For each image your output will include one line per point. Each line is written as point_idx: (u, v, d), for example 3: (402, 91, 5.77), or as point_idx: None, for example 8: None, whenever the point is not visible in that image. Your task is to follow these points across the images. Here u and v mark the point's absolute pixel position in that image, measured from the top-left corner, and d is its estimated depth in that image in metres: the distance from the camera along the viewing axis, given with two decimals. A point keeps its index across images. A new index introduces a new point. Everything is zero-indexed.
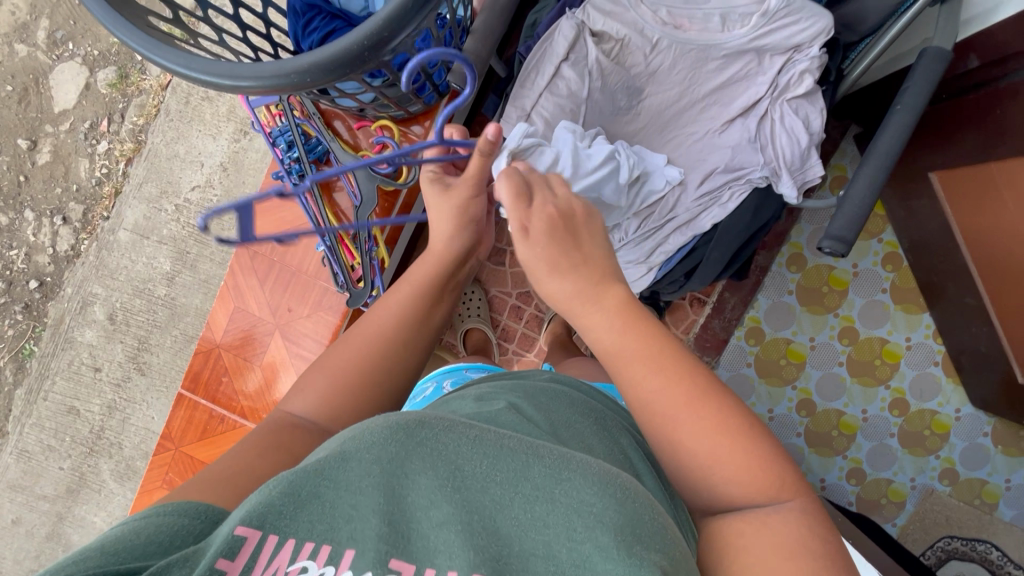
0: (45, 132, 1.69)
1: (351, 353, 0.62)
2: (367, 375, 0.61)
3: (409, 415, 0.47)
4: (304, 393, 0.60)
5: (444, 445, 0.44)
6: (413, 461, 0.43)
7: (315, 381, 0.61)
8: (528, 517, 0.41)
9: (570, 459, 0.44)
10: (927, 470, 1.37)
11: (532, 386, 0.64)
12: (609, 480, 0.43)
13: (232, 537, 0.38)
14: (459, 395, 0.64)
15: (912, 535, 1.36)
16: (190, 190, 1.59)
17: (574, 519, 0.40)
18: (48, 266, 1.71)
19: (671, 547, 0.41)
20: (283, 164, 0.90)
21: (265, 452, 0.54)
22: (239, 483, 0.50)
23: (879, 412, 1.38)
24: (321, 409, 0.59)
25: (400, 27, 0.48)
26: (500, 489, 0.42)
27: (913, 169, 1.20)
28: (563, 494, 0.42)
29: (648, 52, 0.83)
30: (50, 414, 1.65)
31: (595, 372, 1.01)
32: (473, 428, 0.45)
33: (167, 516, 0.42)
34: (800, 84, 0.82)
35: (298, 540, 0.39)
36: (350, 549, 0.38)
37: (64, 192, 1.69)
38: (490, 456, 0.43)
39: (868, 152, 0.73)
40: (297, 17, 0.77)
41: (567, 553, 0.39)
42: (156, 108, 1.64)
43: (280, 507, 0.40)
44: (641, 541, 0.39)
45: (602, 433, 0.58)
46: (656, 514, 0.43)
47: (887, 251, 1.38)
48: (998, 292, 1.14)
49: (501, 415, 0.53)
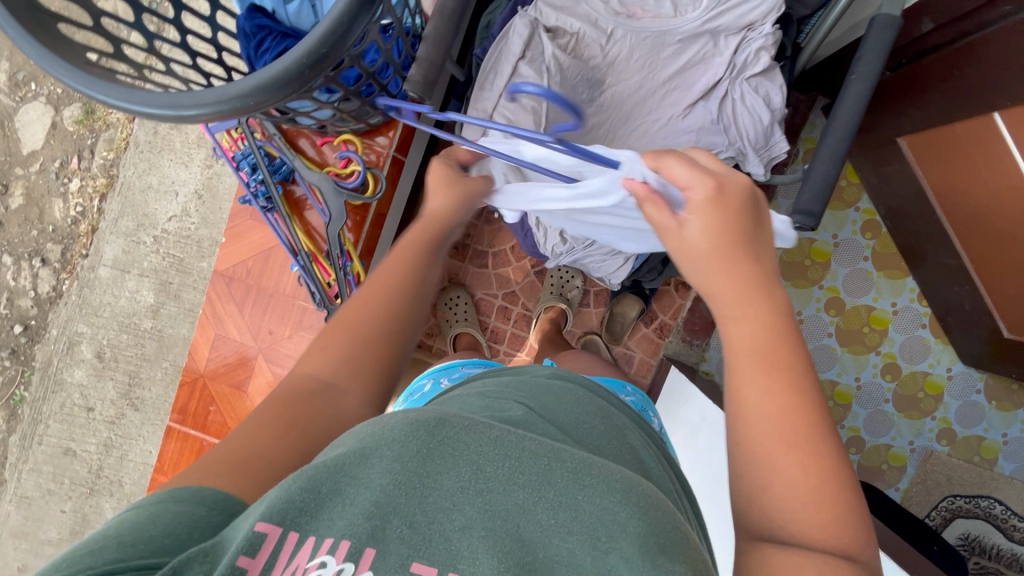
0: (16, 175, 1.67)
1: (355, 317, 0.59)
2: (376, 344, 0.59)
3: (429, 413, 0.44)
4: (320, 352, 0.58)
5: (464, 446, 0.41)
6: (435, 460, 0.40)
7: (326, 342, 0.59)
8: (552, 522, 0.38)
9: (595, 463, 0.42)
10: (925, 432, 1.39)
11: (538, 384, 0.62)
12: (633, 486, 0.41)
13: (253, 533, 0.36)
14: (463, 393, 0.62)
15: (915, 497, 1.38)
16: (167, 220, 1.58)
17: (599, 527, 0.38)
18: (31, 309, 1.69)
19: (695, 556, 0.39)
20: (249, 187, 0.90)
21: (281, 421, 0.53)
22: (252, 468, 0.48)
23: (872, 378, 1.39)
24: (331, 370, 0.57)
25: (339, 42, 0.48)
26: (523, 491, 0.40)
27: (881, 136, 1.20)
28: (588, 499, 0.40)
29: (604, 43, 0.84)
30: (47, 458, 1.63)
31: (588, 365, 1.01)
32: (495, 427, 0.43)
33: (183, 505, 0.42)
34: (757, 63, 0.82)
35: (319, 537, 0.37)
36: (371, 547, 0.36)
37: (40, 234, 1.68)
38: (513, 458, 0.41)
39: (828, 125, 0.73)
40: (248, 39, 0.75)
41: (592, 561, 0.37)
42: (125, 141, 1.63)
43: (302, 504, 0.38)
44: (666, 551, 0.37)
45: (612, 435, 0.57)
46: (678, 522, 0.41)
47: (865, 219, 1.38)
48: (975, 250, 1.15)
49: (519, 418, 0.52)
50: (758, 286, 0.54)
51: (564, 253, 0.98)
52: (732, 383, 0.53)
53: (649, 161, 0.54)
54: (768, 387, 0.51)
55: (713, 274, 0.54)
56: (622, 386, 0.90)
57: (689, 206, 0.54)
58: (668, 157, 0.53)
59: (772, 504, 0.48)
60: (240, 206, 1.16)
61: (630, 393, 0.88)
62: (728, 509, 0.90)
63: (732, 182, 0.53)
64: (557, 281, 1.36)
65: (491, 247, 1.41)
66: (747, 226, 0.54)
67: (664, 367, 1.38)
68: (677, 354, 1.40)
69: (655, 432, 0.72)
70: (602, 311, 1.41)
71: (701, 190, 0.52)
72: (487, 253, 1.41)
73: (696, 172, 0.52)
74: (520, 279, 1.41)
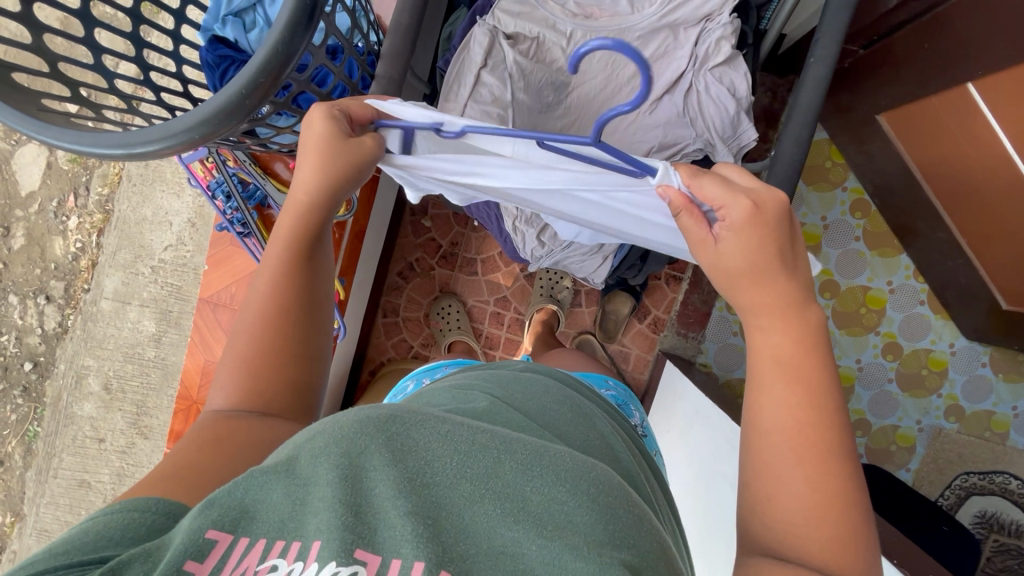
0: (16, 217, 1.71)
1: (244, 334, 0.58)
2: (273, 346, 0.58)
3: (383, 410, 0.45)
4: (222, 384, 0.57)
5: (416, 442, 0.42)
6: (381, 454, 0.41)
7: (231, 375, 0.57)
8: (499, 512, 0.39)
9: (544, 454, 0.44)
10: (932, 410, 1.37)
11: (506, 377, 0.64)
12: (582, 477, 0.43)
13: (202, 539, 0.37)
14: (433, 389, 0.63)
15: (928, 476, 1.36)
16: (163, 249, 1.61)
17: (546, 517, 0.40)
18: (39, 346, 1.73)
19: (643, 543, 0.41)
20: (225, 215, 0.93)
21: (208, 443, 0.51)
22: (198, 479, 0.48)
23: (873, 359, 1.38)
24: (241, 393, 0.56)
25: (276, 70, 0.49)
26: (472, 484, 0.41)
27: (860, 114, 1.19)
28: (535, 490, 0.41)
29: (565, 45, 0.84)
30: (62, 491, 1.66)
31: (576, 364, 1.01)
32: (447, 423, 0.44)
33: (118, 512, 0.42)
34: (719, 52, 0.81)
35: (269, 540, 0.37)
36: (317, 541, 0.36)
37: (43, 272, 1.71)
38: (462, 451, 0.42)
39: (790, 109, 0.73)
40: (213, 70, 0.76)
41: (537, 550, 0.38)
42: (118, 176, 1.66)
43: (254, 510, 0.39)
44: (611, 541, 0.39)
45: (578, 420, 0.58)
46: (630, 506, 0.43)
47: (854, 198, 1.36)
48: (965, 223, 1.13)
49: (480, 408, 0.53)
50: (795, 299, 0.54)
51: (544, 255, 0.98)
52: (754, 385, 0.53)
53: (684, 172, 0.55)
54: (788, 391, 0.51)
55: (747, 291, 0.55)
56: (603, 380, 0.91)
57: (724, 223, 0.54)
58: (704, 175, 0.54)
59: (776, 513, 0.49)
60: (220, 232, 1.18)
61: (611, 386, 0.89)
62: (724, 502, 0.89)
63: (768, 199, 0.53)
64: (547, 283, 1.36)
65: (479, 254, 1.41)
66: (785, 243, 0.54)
67: (660, 362, 1.36)
68: (673, 347, 1.39)
69: (631, 427, 0.73)
70: (595, 310, 1.41)
71: (739, 209, 0.52)
72: (476, 261, 1.41)
73: (732, 191, 0.53)
74: (510, 284, 1.41)
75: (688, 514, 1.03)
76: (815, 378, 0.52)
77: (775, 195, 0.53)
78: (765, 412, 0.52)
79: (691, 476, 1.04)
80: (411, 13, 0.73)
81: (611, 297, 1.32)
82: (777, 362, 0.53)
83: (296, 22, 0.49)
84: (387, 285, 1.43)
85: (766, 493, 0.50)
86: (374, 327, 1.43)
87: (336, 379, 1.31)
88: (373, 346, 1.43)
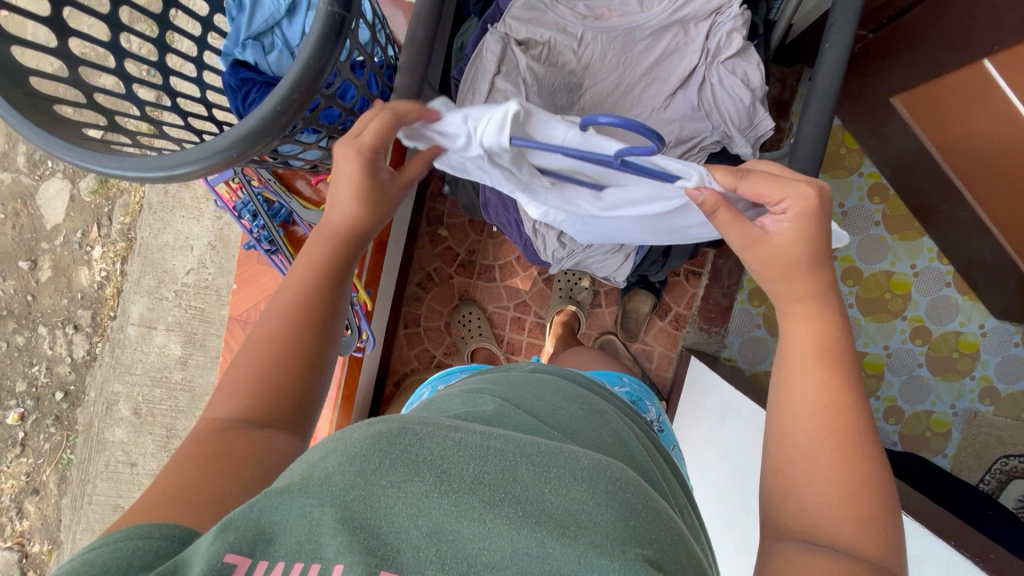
0: (43, 250, 1.75)
1: (261, 344, 0.59)
2: (290, 358, 0.59)
3: (393, 424, 0.46)
4: (226, 395, 0.57)
5: (429, 452, 0.43)
6: (395, 470, 0.41)
7: (234, 384, 0.58)
8: (519, 515, 0.39)
9: (558, 456, 0.44)
10: (966, 394, 1.34)
11: (521, 379, 0.64)
12: (597, 476, 0.44)
13: (221, 563, 0.35)
14: (446, 393, 0.64)
15: (966, 462, 1.33)
16: (186, 274, 1.64)
17: (567, 518, 0.40)
18: (70, 375, 1.76)
19: (664, 536, 0.42)
20: (252, 233, 0.95)
21: (210, 456, 0.51)
22: (203, 493, 0.48)
23: (901, 345, 1.36)
24: (246, 408, 0.56)
25: (308, 87, 0.50)
26: (490, 489, 0.41)
27: (873, 97, 1.18)
28: (553, 493, 0.42)
29: (576, 47, 0.84)
30: (97, 516, 1.69)
31: (593, 361, 1.02)
32: (458, 433, 0.45)
33: (124, 541, 0.40)
34: (730, 44, 0.82)
35: (288, 561, 0.36)
36: (339, 563, 0.35)
37: (71, 302, 1.75)
38: (478, 458, 0.43)
39: (809, 94, 0.72)
40: (234, 92, 0.78)
41: (563, 550, 0.38)
42: (139, 205, 1.68)
43: (270, 533, 0.38)
44: (633, 537, 0.40)
45: (591, 418, 0.58)
46: (648, 503, 0.44)
47: (871, 183, 1.35)
48: (989, 202, 1.11)
49: (491, 412, 0.54)
50: (824, 291, 0.57)
51: (566, 257, 0.99)
52: (778, 376, 0.57)
53: (723, 175, 0.54)
54: (814, 378, 0.54)
55: (785, 284, 0.57)
56: (618, 377, 0.91)
57: (780, 216, 0.55)
58: (749, 175, 0.53)
59: (807, 495, 0.51)
60: (246, 251, 1.20)
61: (625, 383, 0.89)
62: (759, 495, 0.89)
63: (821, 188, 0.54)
64: (566, 285, 1.36)
65: (497, 261, 1.42)
66: (824, 230, 0.55)
67: (684, 358, 1.36)
68: (697, 343, 1.38)
69: (643, 421, 0.74)
70: (615, 309, 1.41)
71: (799, 201, 0.53)
72: (494, 267, 1.42)
73: (784, 183, 0.53)
74: (529, 288, 1.42)
75: (721, 510, 1.02)
76: (840, 367, 0.54)
77: (817, 185, 0.53)
78: (792, 403, 0.55)
79: (723, 471, 1.03)
80: (426, 25, 0.75)
81: (632, 296, 1.32)
82: (811, 352, 0.55)
83: (322, 42, 0.50)
84: (407, 296, 1.44)
85: (789, 481, 0.52)
86: (396, 339, 1.44)
87: (362, 392, 1.32)
88: (396, 357, 1.44)
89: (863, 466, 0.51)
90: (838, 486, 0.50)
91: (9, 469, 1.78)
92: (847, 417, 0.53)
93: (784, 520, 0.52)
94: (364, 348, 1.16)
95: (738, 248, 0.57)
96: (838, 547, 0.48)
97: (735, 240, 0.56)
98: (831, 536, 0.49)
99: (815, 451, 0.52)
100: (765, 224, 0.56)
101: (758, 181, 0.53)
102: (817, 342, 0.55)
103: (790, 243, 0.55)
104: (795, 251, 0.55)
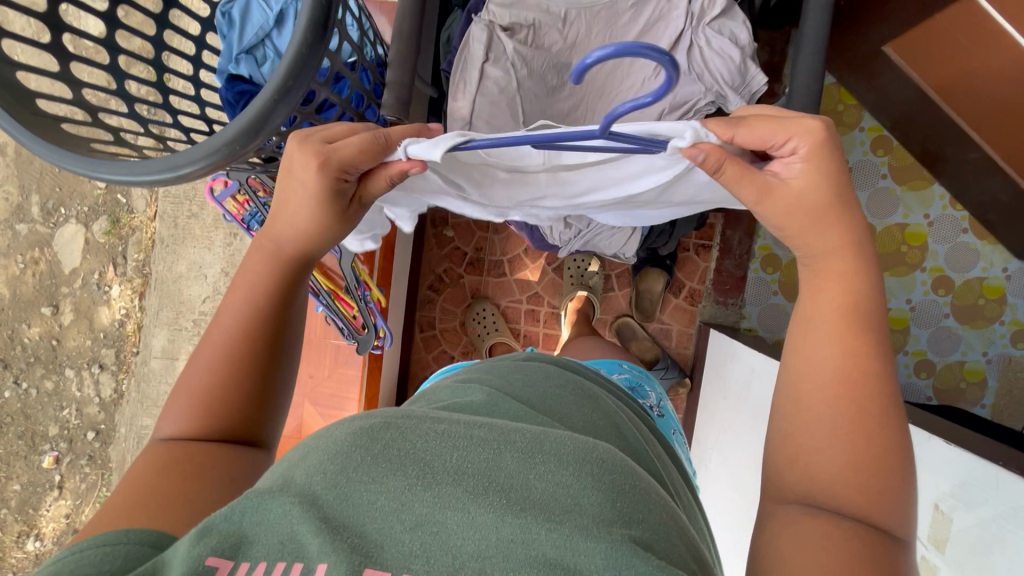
0: (63, 294, 1.78)
1: (204, 372, 0.55)
2: (229, 387, 0.55)
3: (376, 419, 0.46)
4: (171, 414, 0.54)
5: (412, 444, 0.42)
6: (380, 466, 0.41)
7: (178, 404, 0.54)
8: (504, 503, 0.39)
9: (543, 441, 0.44)
10: (997, 340, 1.31)
11: (511, 369, 0.63)
12: (583, 458, 0.43)
13: (202, 566, 0.36)
14: (436, 388, 0.63)
15: (1007, 409, 1.30)
16: (202, 302, 1.67)
17: (553, 503, 0.40)
18: (99, 415, 1.79)
19: (653, 514, 0.42)
20: None
21: (169, 468, 0.50)
22: (162, 500, 0.46)
23: (925, 297, 1.33)
24: (190, 425, 0.53)
25: (302, 72, 0.52)
26: (474, 479, 0.40)
27: (863, 50, 1.17)
28: (538, 477, 0.41)
29: (561, 27, 0.86)
30: None
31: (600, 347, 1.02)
32: (441, 423, 0.45)
33: (94, 548, 0.39)
34: (714, 5, 0.82)
35: (271, 561, 0.36)
36: (322, 561, 0.35)
37: (94, 342, 1.78)
38: (461, 448, 0.42)
39: (799, 39, 0.72)
40: (233, 106, 0.81)
41: (547, 534, 0.37)
42: (151, 240, 1.71)
43: (254, 533, 0.38)
44: (619, 520, 0.39)
45: (582, 403, 0.58)
46: (635, 481, 0.43)
47: (873, 137, 1.33)
48: (997, 138, 1.08)
49: (479, 401, 0.54)
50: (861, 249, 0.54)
51: (574, 238, 0.99)
52: (793, 340, 0.55)
53: (719, 127, 0.50)
54: (831, 338, 0.52)
55: (814, 236, 0.54)
56: (618, 364, 0.91)
57: (791, 159, 0.52)
58: (745, 124, 0.51)
59: (814, 467, 0.50)
60: None
61: (625, 370, 0.89)
62: None
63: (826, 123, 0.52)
64: (576, 271, 1.36)
65: (505, 255, 1.42)
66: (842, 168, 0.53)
67: (704, 333, 1.36)
68: (715, 317, 1.37)
69: (639, 405, 0.73)
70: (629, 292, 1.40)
71: (806, 138, 0.51)
72: (502, 262, 1.42)
73: (786, 124, 0.51)
74: (539, 279, 1.42)
75: (750, 479, 1.00)
76: (865, 331, 0.52)
77: (820, 119, 0.52)
78: (810, 362, 0.52)
79: (754, 436, 1.01)
80: (412, 17, 0.75)
81: (643, 275, 1.31)
82: (833, 312, 0.53)
83: (312, 32, 0.52)
84: (420, 300, 1.45)
85: (799, 447, 0.51)
86: (414, 344, 1.45)
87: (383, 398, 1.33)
88: (415, 362, 1.45)
89: (885, 435, 0.49)
90: (856, 461, 0.48)
91: (49, 513, 1.81)
92: (866, 386, 0.50)
93: (791, 485, 0.51)
94: (381, 348, 1.17)
95: (752, 204, 0.54)
96: (843, 512, 0.48)
97: (749, 194, 0.53)
98: (838, 505, 0.48)
99: (831, 418, 0.50)
100: (776, 171, 0.54)
101: (760, 128, 0.51)
102: (841, 305, 0.53)
103: (807, 191, 0.53)
104: (812, 203, 0.53)
